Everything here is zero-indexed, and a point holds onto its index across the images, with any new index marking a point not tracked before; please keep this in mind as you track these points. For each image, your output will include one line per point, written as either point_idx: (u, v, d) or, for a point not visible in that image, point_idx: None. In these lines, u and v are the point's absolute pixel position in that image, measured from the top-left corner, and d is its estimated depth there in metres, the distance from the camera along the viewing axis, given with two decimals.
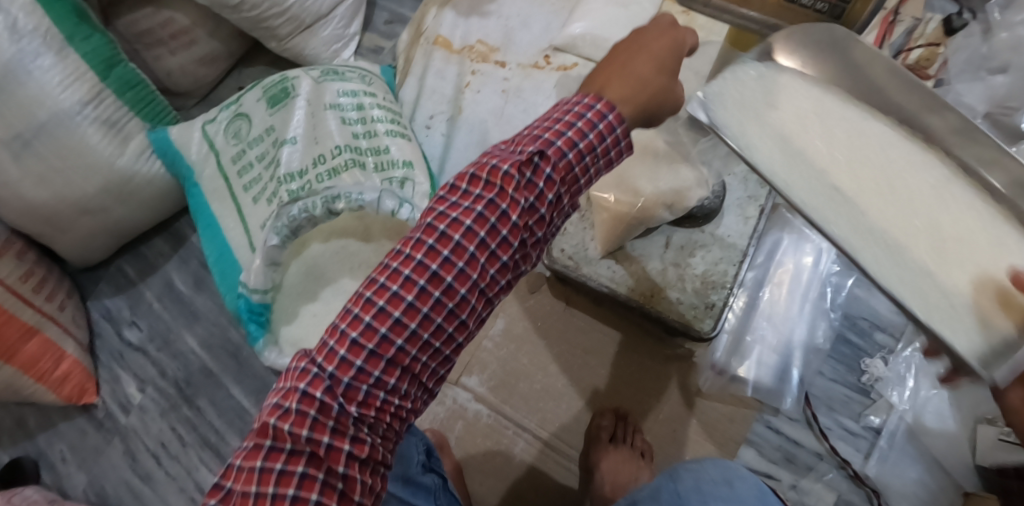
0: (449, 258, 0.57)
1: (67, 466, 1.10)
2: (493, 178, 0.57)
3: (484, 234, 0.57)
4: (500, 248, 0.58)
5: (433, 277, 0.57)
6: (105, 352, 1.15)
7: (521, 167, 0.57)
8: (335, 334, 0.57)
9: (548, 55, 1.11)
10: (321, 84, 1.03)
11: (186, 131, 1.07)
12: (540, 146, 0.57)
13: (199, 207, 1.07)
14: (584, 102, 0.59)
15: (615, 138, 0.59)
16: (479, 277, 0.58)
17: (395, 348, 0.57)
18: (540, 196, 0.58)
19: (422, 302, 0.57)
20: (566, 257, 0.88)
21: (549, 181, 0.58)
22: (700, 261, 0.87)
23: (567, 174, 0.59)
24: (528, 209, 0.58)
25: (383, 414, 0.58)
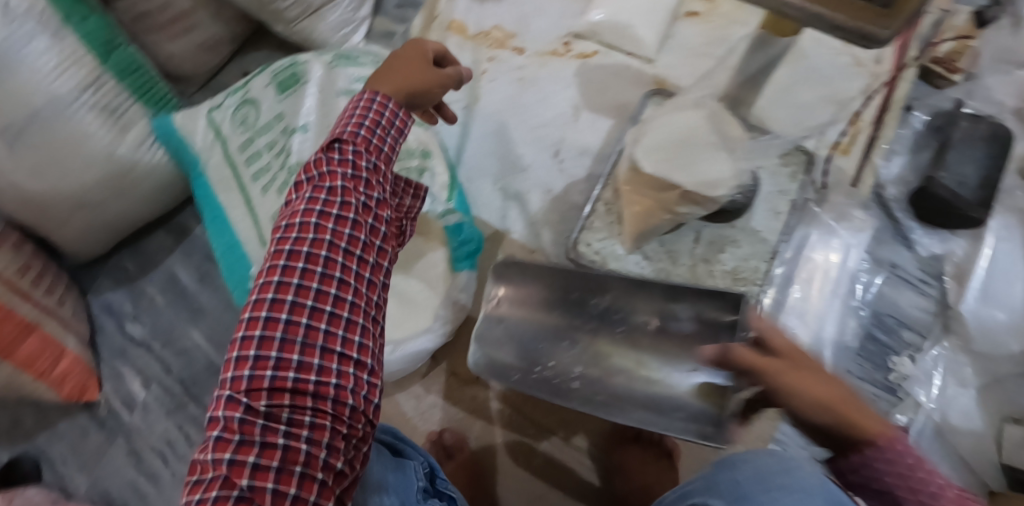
0: (299, 235, 0.59)
1: (68, 467, 1.06)
2: (310, 173, 0.62)
3: (319, 215, 0.60)
4: (339, 223, 0.60)
5: (286, 270, 0.58)
6: (106, 347, 1.11)
7: (328, 153, 0.63)
8: (229, 366, 0.57)
9: (567, 42, 1.07)
10: (332, 69, 1.00)
11: (191, 118, 1.03)
12: (336, 135, 0.63)
13: (205, 198, 1.03)
14: (359, 97, 0.66)
15: (394, 109, 0.66)
16: (334, 252, 0.60)
17: (278, 342, 0.57)
18: (358, 167, 0.63)
19: (285, 293, 0.58)
20: (593, 252, 0.87)
21: (358, 155, 0.63)
22: (729, 257, 0.84)
23: (370, 145, 0.64)
24: (352, 177, 0.62)
25: (300, 399, 0.56)
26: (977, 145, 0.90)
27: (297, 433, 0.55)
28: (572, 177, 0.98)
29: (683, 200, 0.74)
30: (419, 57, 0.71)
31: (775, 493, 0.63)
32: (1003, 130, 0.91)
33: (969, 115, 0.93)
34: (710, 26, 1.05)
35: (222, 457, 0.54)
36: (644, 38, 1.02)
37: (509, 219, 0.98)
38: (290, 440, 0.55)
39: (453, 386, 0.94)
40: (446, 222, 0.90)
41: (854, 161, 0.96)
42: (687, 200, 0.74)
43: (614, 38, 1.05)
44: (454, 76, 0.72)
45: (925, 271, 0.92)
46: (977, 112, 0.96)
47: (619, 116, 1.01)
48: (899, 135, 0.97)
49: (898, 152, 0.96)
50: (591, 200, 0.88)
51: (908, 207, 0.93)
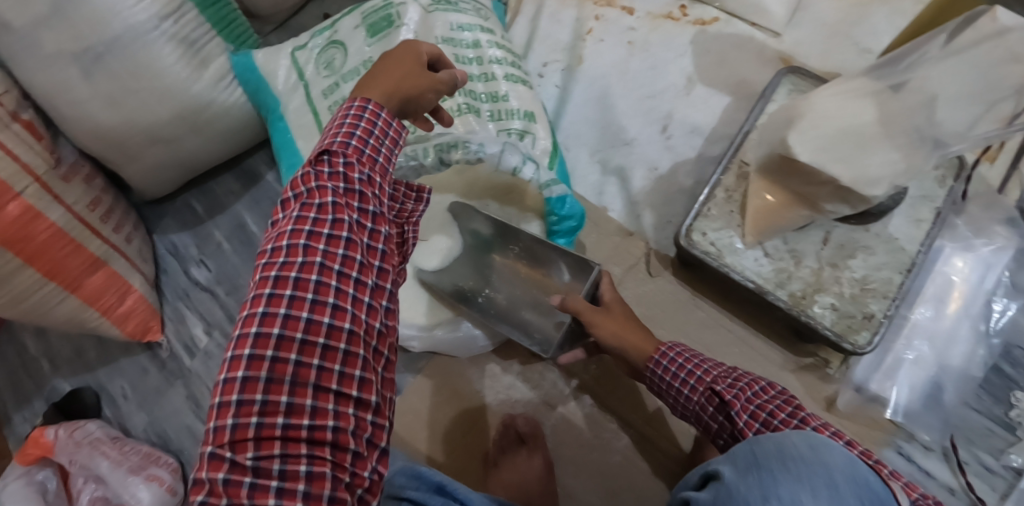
0: (286, 262, 0.55)
1: (126, 405, 1.04)
2: (296, 188, 0.57)
3: (307, 236, 0.55)
4: (330, 243, 0.55)
5: (271, 300, 0.54)
6: (170, 289, 1.08)
7: (318, 164, 0.57)
8: (213, 414, 0.53)
9: (683, 6, 0.97)
10: (430, 14, 0.91)
11: (273, 57, 0.96)
12: (325, 144, 0.58)
13: (284, 144, 0.96)
14: (349, 103, 0.60)
15: (389, 117, 0.60)
16: (326, 275, 0.55)
17: (263, 384, 0.53)
18: (351, 179, 0.57)
19: (270, 327, 0.53)
20: (707, 243, 0.77)
21: (350, 163, 0.57)
22: (860, 265, 0.74)
23: (364, 156, 0.58)
24: (345, 192, 0.57)
25: (292, 441, 0.52)
26: None
27: (291, 487, 0.51)
28: (681, 156, 0.90)
29: (834, 195, 0.67)
30: (411, 58, 0.62)
31: (791, 465, 0.55)
32: None
33: None
34: (848, 1, 0.94)
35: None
36: (772, 8, 0.93)
37: (607, 196, 0.91)
38: (283, 498, 0.51)
39: (532, 368, 0.89)
40: (549, 193, 0.83)
41: (1001, 173, 0.86)
42: (836, 196, 0.67)
43: (738, 6, 0.95)
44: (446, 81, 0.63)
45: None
46: None
47: (737, 93, 0.92)
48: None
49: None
50: (709, 186, 0.78)
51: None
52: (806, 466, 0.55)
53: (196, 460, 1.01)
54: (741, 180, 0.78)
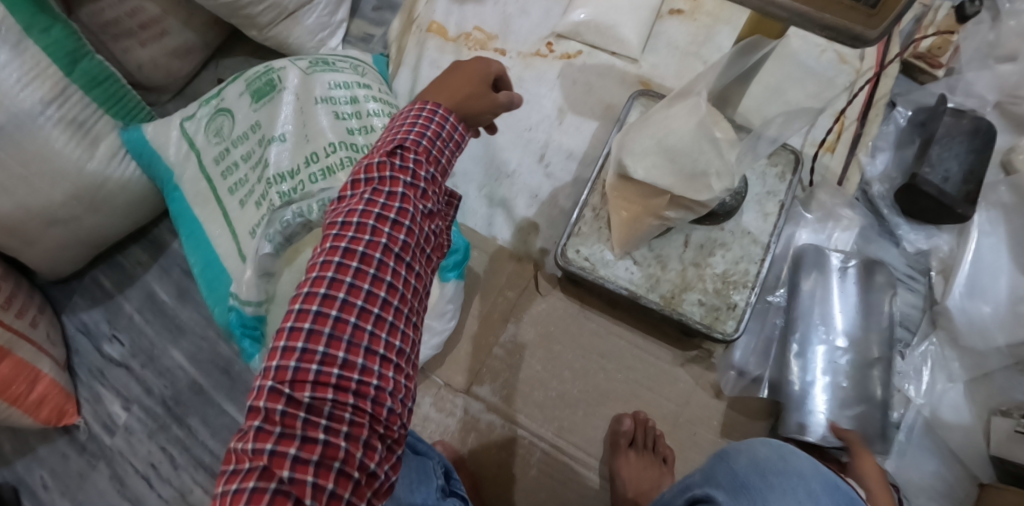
0: (354, 236, 0.60)
1: (49, 493, 1.03)
2: (368, 173, 0.62)
3: (376, 218, 0.60)
4: (395, 228, 0.61)
5: (340, 267, 0.59)
6: (84, 368, 1.07)
7: (391, 158, 0.63)
8: (275, 355, 0.57)
9: (550, 43, 1.06)
10: (310, 75, 0.96)
11: (163, 129, 0.99)
12: (399, 140, 0.64)
13: (181, 213, 0.99)
14: (418, 107, 0.66)
15: (455, 123, 0.67)
16: (387, 255, 0.60)
17: (326, 337, 0.57)
18: (417, 177, 0.63)
19: (337, 290, 0.58)
20: (582, 259, 0.85)
21: (418, 163, 0.63)
22: (720, 260, 0.83)
23: (429, 157, 0.65)
24: (410, 187, 0.62)
25: (342, 393, 0.56)
26: (960, 141, 0.91)
27: (336, 429, 0.55)
28: (560, 181, 0.97)
29: (672, 204, 0.76)
30: (480, 74, 0.69)
31: (773, 479, 0.62)
32: (987, 126, 0.91)
33: (951, 110, 0.93)
34: (695, 24, 1.04)
35: (262, 448, 0.54)
36: (628, 37, 1.02)
37: (496, 226, 0.97)
38: (329, 436, 0.55)
39: (444, 398, 0.91)
40: None
41: (840, 160, 0.96)
42: (676, 205, 0.76)
43: (599, 39, 1.03)
44: (505, 104, 0.69)
45: (912, 267, 0.93)
46: (959, 108, 0.96)
47: (605, 117, 1.00)
48: (884, 132, 0.98)
49: (883, 148, 0.97)
50: (578, 207, 0.87)
51: (894, 202, 0.94)
52: (786, 479, 0.62)
53: None
54: (605, 199, 0.87)
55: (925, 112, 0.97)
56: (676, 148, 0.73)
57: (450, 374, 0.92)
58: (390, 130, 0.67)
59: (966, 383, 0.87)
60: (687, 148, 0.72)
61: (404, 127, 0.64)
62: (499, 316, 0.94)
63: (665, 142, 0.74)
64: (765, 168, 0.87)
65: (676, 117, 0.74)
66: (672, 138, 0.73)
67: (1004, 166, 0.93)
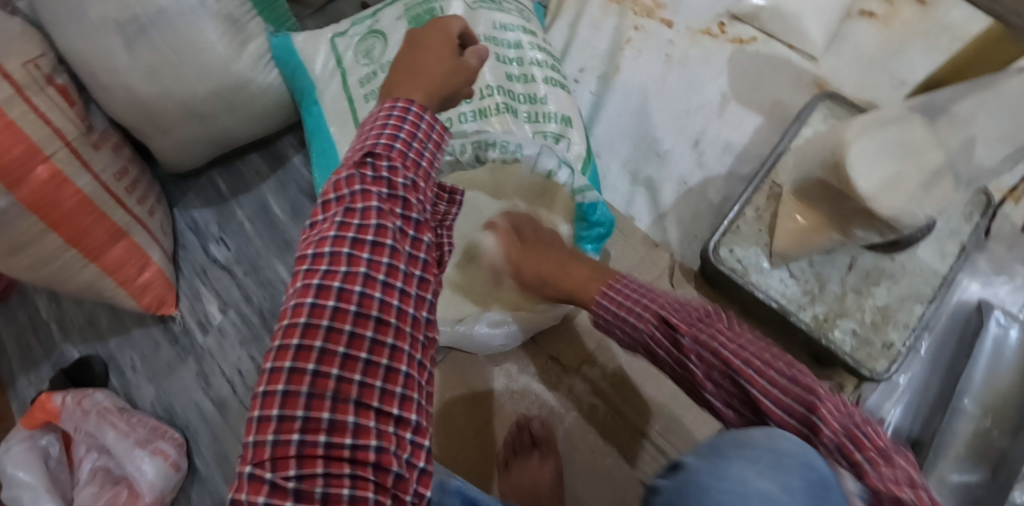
0: (327, 270, 0.56)
1: (137, 376, 1.05)
2: (339, 191, 0.58)
3: (352, 245, 0.56)
4: (374, 252, 0.56)
5: (313, 311, 0.55)
6: (189, 264, 1.07)
7: (361, 168, 0.58)
8: (253, 426, 0.55)
9: (722, 23, 0.98)
10: (474, 11, 0.91)
11: (313, 40, 0.95)
12: (369, 146, 0.58)
13: (315, 129, 0.95)
14: (389, 104, 0.60)
15: (434, 118, 0.61)
16: (368, 289, 0.56)
17: (303, 399, 0.54)
18: (398, 184, 0.58)
19: (311, 341, 0.55)
20: (735, 260, 0.80)
21: (397, 169, 0.58)
22: (884, 293, 0.77)
23: (410, 160, 0.59)
24: (390, 197, 0.58)
25: (333, 461, 0.54)
26: None
27: None
28: (711, 172, 0.91)
29: (863, 222, 0.70)
30: (446, 44, 0.64)
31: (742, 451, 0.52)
32: None
33: None
34: (888, 31, 0.95)
35: None
36: (811, 33, 0.92)
37: (636, 206, 0.92)
38: None
39: (551, 373, 0.89)
40: (581, 199, 0.82)
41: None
42: (866, 223, 0.70)
43: (782, 26, 0.94)
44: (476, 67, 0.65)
45: None
46: None
47: (771, 115, 0.93)
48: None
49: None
50: (739, 203, 0.81)
51: None
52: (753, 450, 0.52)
53: (203, 439, 1.00)
54: (771, 202, 0.81)
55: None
56: (880, 168, 0.68)
57: (562, 350, 0.89)
58: (360, 128, 0.61)
59: None
60: (898, 163, 0.68)
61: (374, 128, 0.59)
62: None
63: (864, 165, 0.68)
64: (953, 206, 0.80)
65: (866, 139, 0.69)
66: (868, 160, 0.68)
67: None
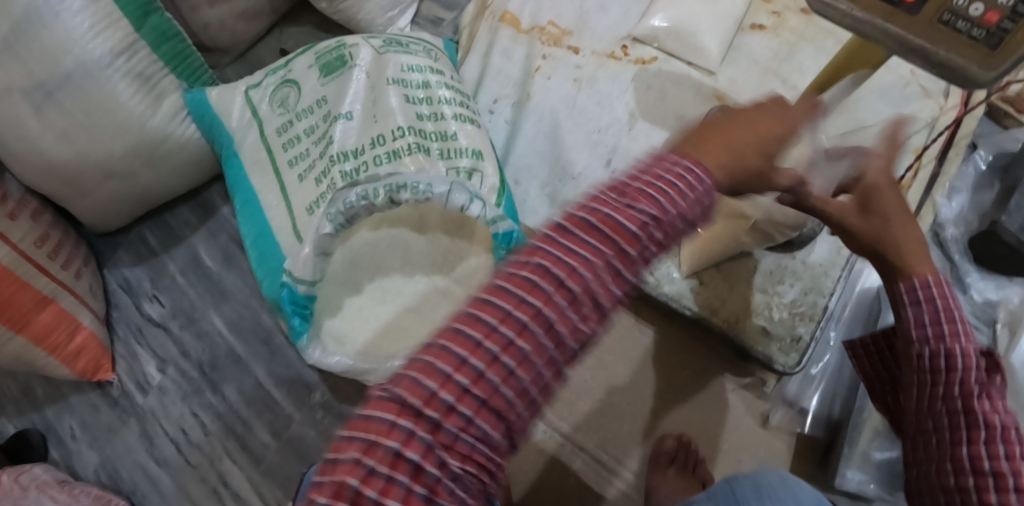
0: (524, 299, 0.48)
1: (79, 444, 1.04)
2: (568, 218, 0.50)
3: (556, 286, 0.48)
4: (572, 308, 0.49)
5: (463, 354, 0.47)
6: (122, 324, 1.07)
7: (615, 209, 0.50)
8: (356, 469, 0.46)
9: (625, 45, 1.03)
10: (383, 55, 0.95)
11: (227, 94, 0.97)
12: (646, 196, 0.50)
13: (238, 181, 0.97)
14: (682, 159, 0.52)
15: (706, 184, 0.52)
16: (536, 351, 0.48)
17: (441, 451, 0.46)
18: (638, 236, 0.50)
19: (449, 385, 0.47)
20: (647, 273, 0.84)
21: (645, 226, 0.49)
22: (788, 289, 0.83)
23: (650, 204, 0.50)
24: (622, 257, 0.50)
25: None
26: None
27: None
28: None
29: (749, 231, 0.78)
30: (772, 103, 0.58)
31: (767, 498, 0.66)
32: None
33: None
34: (779, 40, 1.01)
35: None
36: (708, 48, 0.99)
37: None
38: None
39: None
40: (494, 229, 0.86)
41: (915, 196, 0.94)
42: (755, 231, 0.78)
43: (679, 47, 1.01)
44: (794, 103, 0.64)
45: (977, 317, 0.90)
46: None
47: (677, 129, 0.98)
48: (963, 173, 0.95)
49: (959, 190, 0.94)
50: None
51: (966, 248, 0.91)
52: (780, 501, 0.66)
53: (150, 500, 0.99)
54: None
55: (1009, 156, 0.93)
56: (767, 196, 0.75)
57: None
58: (629, 175, 0.51)
59: None
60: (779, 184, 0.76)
61: (647, 174, 0.51)
62: None
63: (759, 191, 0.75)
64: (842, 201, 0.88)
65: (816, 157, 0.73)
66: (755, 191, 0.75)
67: None
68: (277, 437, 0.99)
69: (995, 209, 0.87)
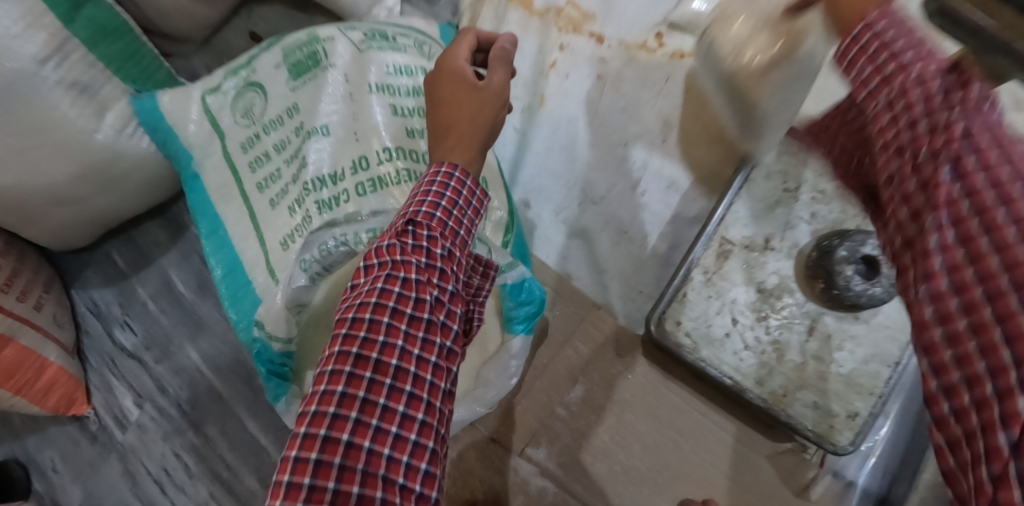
0: (362, 352, 0.51)
1: (61, 477, 0.96)
2: (381, 259, 0.54)
3: (386, 330, 0.51)
4: (412, 324, 0.52)
5: (325, 397, 0.50)
6: (95, 353, 0.97)
7: (402, 238, 0.54)
8: None
9: (660, 34, 0.84)
10: (363, 53, 0.78)
11: (182, 101, 0.83)
12: (411, 215, 0.55)
13: (200, 205, 0.83)
14: (434, 170, 0.57)
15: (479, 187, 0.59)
16: (405, 360, 0.52)
17: (332, 489, 0.48)
18: (432, 255, 0.54)
19: (340, 431, 0.49)
20: (682, 333, 0.71)
21: (432, 240, 0.54)
22: (847, 358, 0.69)
23: (446, 229, 0.56)
24: (426, 270, 0.54)
25: None
26: None
27: None
28: (656, 218, 0.80)
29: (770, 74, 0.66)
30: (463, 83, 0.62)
31: None
32: None
33: None
34: None
35: None
36: None
37: (571, 261, 0.82)
38: None
39: (492, 456, 0.80)
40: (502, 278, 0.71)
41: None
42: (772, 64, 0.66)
43: None
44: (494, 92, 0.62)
45: None
46: None
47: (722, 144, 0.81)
48: None
49: None
50: (686, 267, 0.71)
51: None
52: None
53: None
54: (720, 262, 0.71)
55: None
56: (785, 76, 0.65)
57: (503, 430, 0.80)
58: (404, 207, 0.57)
59: None
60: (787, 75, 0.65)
61: (417, 196, 0.56)
62: (564, 372, 0.80)
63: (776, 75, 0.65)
64: None
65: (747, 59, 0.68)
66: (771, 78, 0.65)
67: None
68: (265, 484, 0.90)
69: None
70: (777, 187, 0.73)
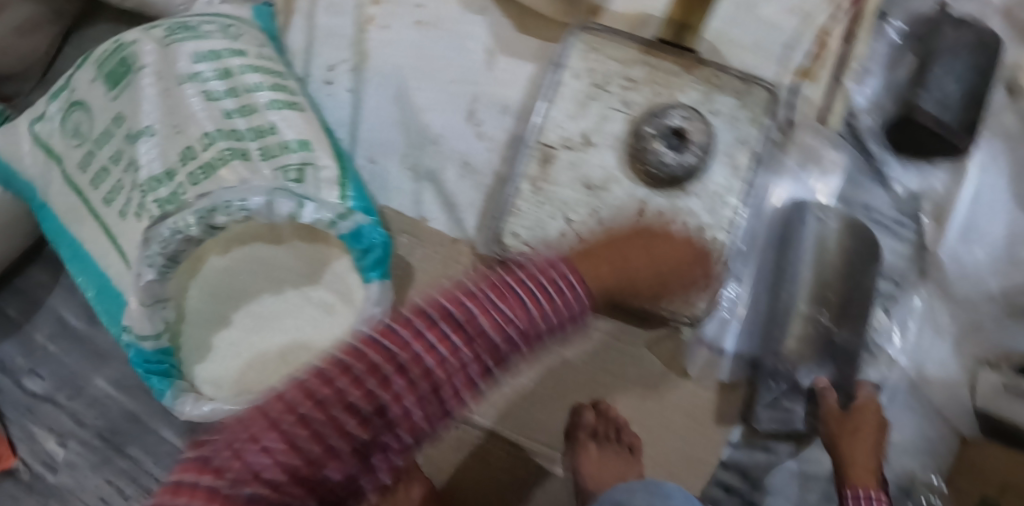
0: (361, 371, 0.42)
1: None
2: (432, 311, 0.45)
3: (439, 337, 0.44)
4: (409, 355, 0.43)
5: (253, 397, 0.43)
6: (9, 407, 0.97)
7: (460, 305, 0.45)
8: None
9: None
10: (168, 47, 0.79)
11: (12, 137, 0.84)
12: (512, 297, 0.45)
13: (58, 233, 0.85)
14: (561, 272, 0.48)
15: (575, 293, 0.48)
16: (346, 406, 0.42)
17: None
18: (487, 341, 0.45)
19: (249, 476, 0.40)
20: (521, 243, 0.72)
21: (508, 336, 0.46)
22: (685, 229, 0.71)
23: (527, 293, 0.46)
24: (457, 330, 0.44)
25: None
26: (960, 57, 0.81)
27: None
28: (495, 143, 0.83)
29: None
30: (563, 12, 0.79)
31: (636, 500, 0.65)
32: (988, 36, 0.82)
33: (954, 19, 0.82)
34: None
35: None
36: None
37: (425, 205, 0.84)
38: None
39: None
40: (337, 231, 0.74)
41: (823, 88, 0.85)
42: None
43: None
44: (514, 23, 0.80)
45: (900, 210, 0.87)
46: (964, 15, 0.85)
47: (541, 58, 0.83)
48: (874, 51, 0.87)
49: (871, 73, 0.86)
50: (514, 179, 0.73)
51: (885, 139, 0.85)
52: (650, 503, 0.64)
53: None
54: (545, 169, 0.72)
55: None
56: None
57: None
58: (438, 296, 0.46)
59: (954, 337, 0.86)
60: None
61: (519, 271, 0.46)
62: None
63: None
64: (734, 111, 0.72)
65: None
66: None
67: (1008, 86, 0.86)
68: None
69: (908, 90, 0.81)
70: (587, 84, 0.73)
